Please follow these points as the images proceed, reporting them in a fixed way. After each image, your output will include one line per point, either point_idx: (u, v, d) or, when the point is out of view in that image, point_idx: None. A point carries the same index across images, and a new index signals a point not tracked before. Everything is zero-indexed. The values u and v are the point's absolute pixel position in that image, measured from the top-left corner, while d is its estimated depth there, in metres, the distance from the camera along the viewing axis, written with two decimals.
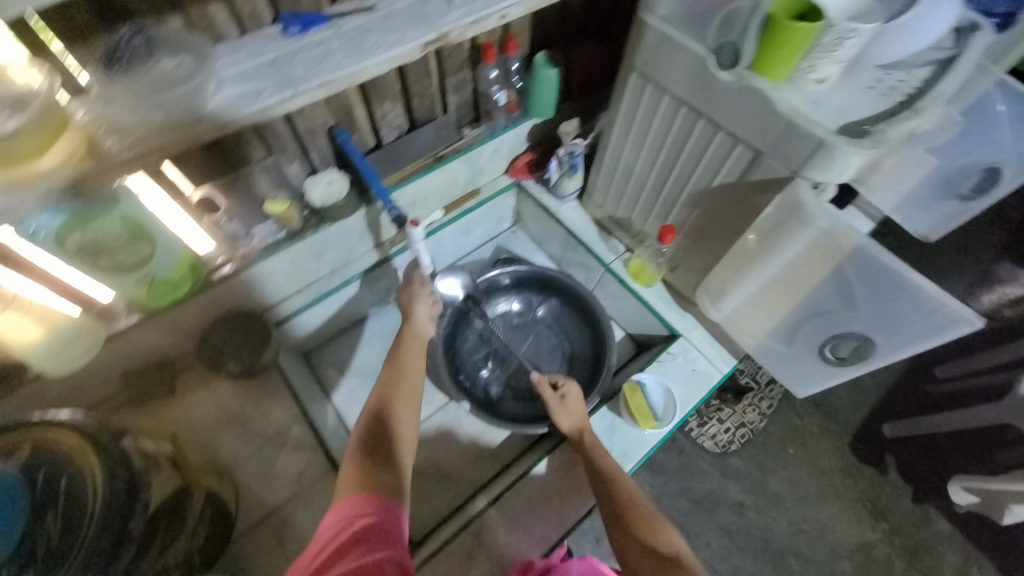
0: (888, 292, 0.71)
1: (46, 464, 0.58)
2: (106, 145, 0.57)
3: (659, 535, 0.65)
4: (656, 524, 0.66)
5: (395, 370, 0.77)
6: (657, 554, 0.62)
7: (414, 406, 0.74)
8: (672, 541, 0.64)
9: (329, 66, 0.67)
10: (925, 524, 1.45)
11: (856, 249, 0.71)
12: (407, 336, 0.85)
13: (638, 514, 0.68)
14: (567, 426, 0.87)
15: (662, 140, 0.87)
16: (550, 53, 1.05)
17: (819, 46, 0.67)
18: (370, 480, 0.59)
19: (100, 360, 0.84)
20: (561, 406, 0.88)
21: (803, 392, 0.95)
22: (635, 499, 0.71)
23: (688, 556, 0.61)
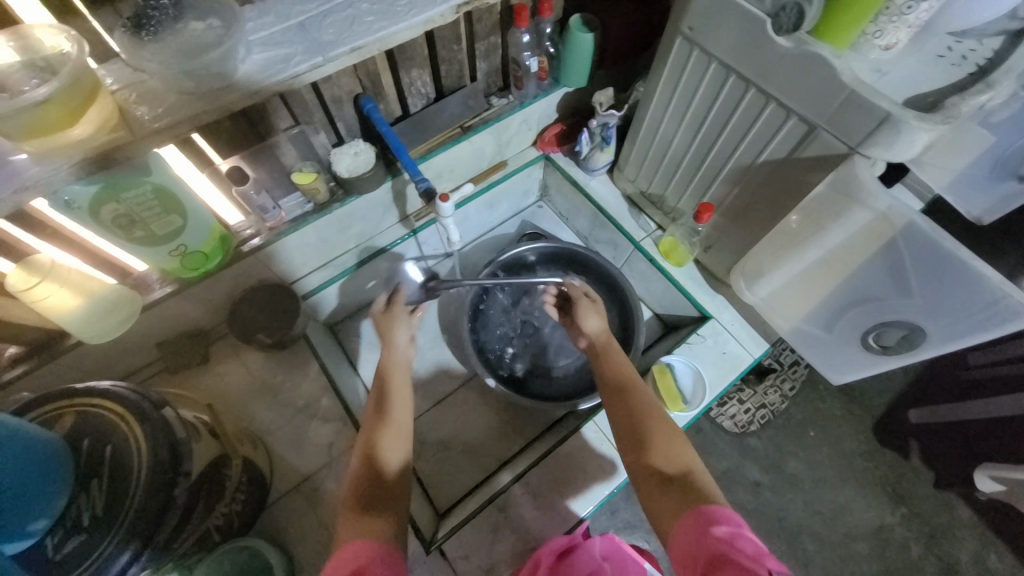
0: (945, 281, 0.67)
1: (89, 434, 0.60)
2: (137, 113, 0.57)
3: (671, 452, 0.65)
4: (672, 438, 0.67)
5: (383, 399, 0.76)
6: (667, 472, 0.63)
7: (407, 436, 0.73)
8: (686, 456, 0.65)
9: (361, 28, 0.64)
10: (944, 509, 1.43)
11: (913, 231, 0.66)
12: (390, 367, 0.81)
13: (653, 425, 0.69)
14: (594, 327, 0.88)
15: (706, 112, 0.82)
16: (585, 16, 0.99)
17: (889, 9, 0.61)
18: (369, 523, 0.57)
19: (138, 328, 0.86)
20: (590, 305, 0.90)
21: (839, 377, 0.92)
22: (651, 407, 0.71)
23: (699, 470, 0.63)
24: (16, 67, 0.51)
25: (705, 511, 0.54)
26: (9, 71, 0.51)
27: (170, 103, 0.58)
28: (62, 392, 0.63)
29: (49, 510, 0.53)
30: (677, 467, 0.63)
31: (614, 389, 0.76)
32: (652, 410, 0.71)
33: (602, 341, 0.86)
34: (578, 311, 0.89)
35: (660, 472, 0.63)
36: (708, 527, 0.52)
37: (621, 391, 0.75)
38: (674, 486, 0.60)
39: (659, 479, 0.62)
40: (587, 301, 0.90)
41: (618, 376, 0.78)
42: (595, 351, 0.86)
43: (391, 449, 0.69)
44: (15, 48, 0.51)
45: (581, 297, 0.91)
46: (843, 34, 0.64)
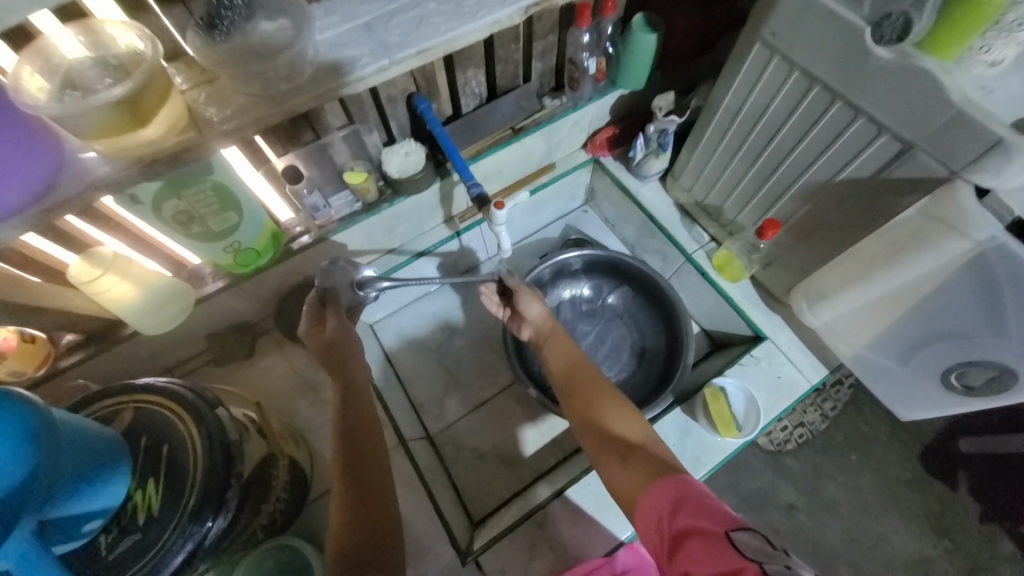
0: None
1: (145, 430, 0.61)
2: (207, 115, 0.57)
3: (623, 424, 0.67)
4: (625, 411, 0.69)
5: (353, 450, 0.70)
6: (628, 443, 0.65)
7: (382, 487, 0.67)
8: (643, 426, 0.67)
9: (427, 30, 0.62)
10: (994, 547, 1.34)
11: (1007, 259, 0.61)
12: (356, 401, 0.76)
13: (606, 401, 0.70)
14: (535, 312, 0.87)
15: (779, 125, 0.77)
16: (649, 16, 0.94)
17: (999, 23, 0.56)
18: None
19: (189, 321, 0.87)
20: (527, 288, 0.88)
21: (908, 415, 0.86)
22: (601, 389, 0.72)
23: (656, 438, 0.65)
24: (85, 63, 0.51)
25: (671, 478, 0.57)
26: (81, 67, 0.51)
27: (239, 104, 0.57)
28: (120, 388, 0.64)
29: (105, 509, 0.54)
30: (634, 437, 0.66)
31: (566, 377, 0.77)
32: (602, 391, 0.72)
33: (548, 327, 0.85)
34: (518, 299, 0.85)
35: (622, 444, 0.65)
36: (675, 495, 0.55)
37: (573, 375, 0.76)
38: (635, 457, 0.62)
39: (622, 454, 0.64)
40: (526, 288, 0.87)
41: (566, 362, 0.79)
42: (541, 340, 0.86)
43: (371, 483, 0.67)
44: (87, 45, 0.51)
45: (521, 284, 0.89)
46: (956, 47, 0.57)
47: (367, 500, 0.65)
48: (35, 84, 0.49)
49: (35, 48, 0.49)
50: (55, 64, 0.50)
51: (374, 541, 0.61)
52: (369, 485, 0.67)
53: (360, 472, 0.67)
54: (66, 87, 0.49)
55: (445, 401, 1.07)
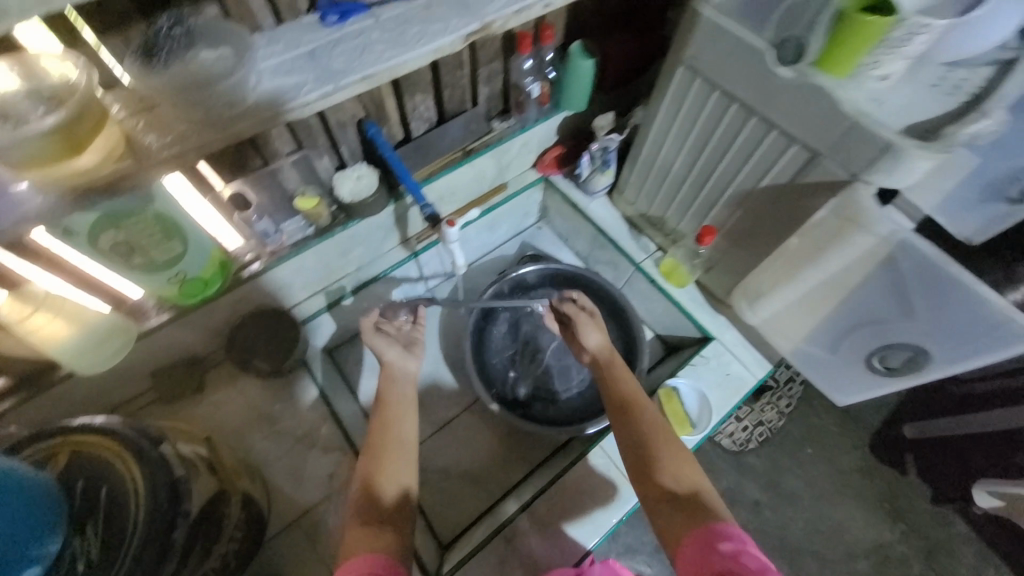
0: (946, 306, 0.69)
1: (82, 474, 0.58)
2: (146, 142, 0.55)
3: (679, 472, 0.68)
4: (681, 459, 0.70)
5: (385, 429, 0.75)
6: (677, 492, 0.66)
7: (410, 463, 0.72)
8: (693, 476, 0.68)
9: (371, 58, 0.64)
10: (941, 524, 1.43)
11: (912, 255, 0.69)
12: (388, 382, 0.82)
13: (661, 443, 0.71)
14: (594, 342, 0.88)
15: (705, 140, 0.84)
16: (586, 43, 1.01)
17: (887, 41, 0.62)
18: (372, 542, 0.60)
19: (130, 358, 0.83)
20: (588, 320, 0.90)
21: (843, 399, 0.92)
22: (658, 427, 0.73)
23: (707, 490, 0.66)
24: (18, 93, 0.50)
25: (713, 527, 0.59)
26: (12, 98, 0.49)
27: (179, 131, 0.56)
28: (57, 429, 0.61)
29: (40, 558, 0.49)
30: (686, 487, 0.66)
31: (618, 408, 0.78)
32: (659, 431, 0.73)
33: (606, 356, 0.86)
34: (579, 328, 0.89)
35: (671, 492, 0.66)
36: (715, 543, 0.57)
37: (626, 409, 0.77)
38: (684, 507, 0.64)
39: (668, 498, 0.66)
40: (587, 317, 0.91)
41: (621, 393, 0.79)
42: (598, 365, 0.87)
43: (394, 452, 0.72)
44: (20, 76, 0.50)
45: (583, 313, 0.92)
46: (845, 65, 0.65)
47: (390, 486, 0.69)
48: None
49: None
50: None
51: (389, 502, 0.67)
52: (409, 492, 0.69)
53: (392, 444, 0.73)
54: None
55: None
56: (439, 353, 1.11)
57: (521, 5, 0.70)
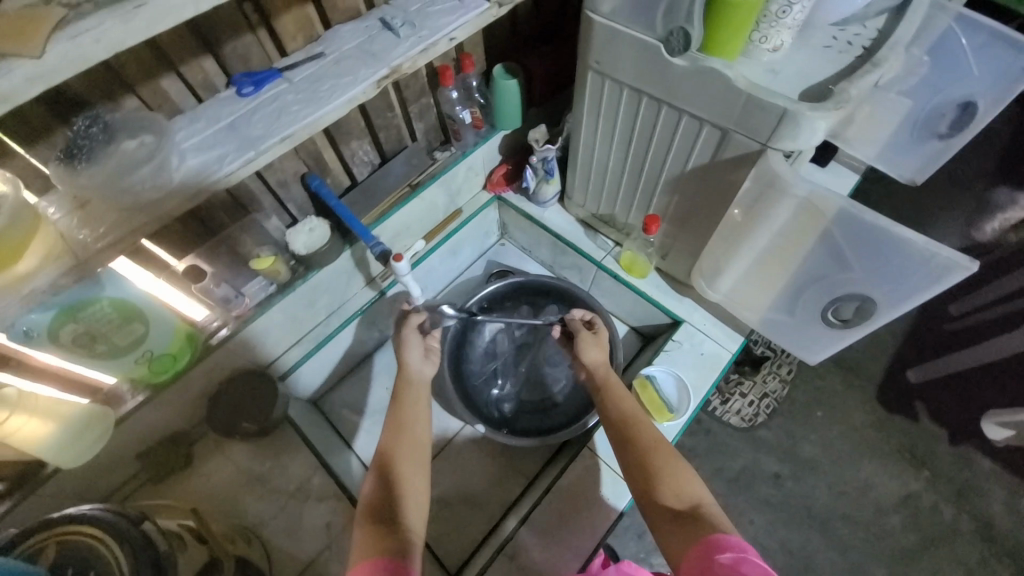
0: (879, 251, 0.71)
1: (72, 562, 0.59)
2: (79, 237, 0.59)
3: (679, 487, 0.66)
4: (679, 473, 0.68)
5: (401, 434, 0.75)
6: (676, 509, 0.63)
7: (423, 469, 0.72)
8: (694, 491, 0.65)
9: (288, 119, 0.67)
10: (965, 464, 1.41)
11: (840, 213, 0.70)
12: (406, 388, 0.83)
13: (660, 457, 0.70)
14: (592, 357, 0.91)
15: (628, 135, 0.88)
16: (507, 64, 1.06)
17: (767, 15, 0.67)
18: (379, 544, 0.59)
19: (114, 444, 0.85)
20: (591, 338, 0.93)
21: (815, 357, 0.93)
22: (658, 442, 0.73)
23: (709, 503, 0.63)
24: None
25: (712, 539, 0.56)
26: None
27: (109, 220, 0.59)
28: (43, 522, 0.62)
29: None
30: (687, 503, 0.64)
31: (619, 426, 0.78)
32: (658, 445, 0.72)
33: (601, 374, 0.88)
34: (579, 342, 0.92)
35: (672, 508, 0.64)
36: (713, 555, 0.54)
37: (627, 427, 0.77)
38: (682, 522, 0.61)
39: (669, 512, 0.63)
40: (587, 334, 0.94)
41: (620, 412, 0.80)
42: (596, 384, 0.88)
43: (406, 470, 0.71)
44: None
45: (580, 330, 0.95)
46: (731, 45, 0.69)
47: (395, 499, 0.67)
48: None
49: None
50: None
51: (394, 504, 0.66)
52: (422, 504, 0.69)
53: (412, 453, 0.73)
54: None
55: None
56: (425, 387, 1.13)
57: (425, 44, 0.74)
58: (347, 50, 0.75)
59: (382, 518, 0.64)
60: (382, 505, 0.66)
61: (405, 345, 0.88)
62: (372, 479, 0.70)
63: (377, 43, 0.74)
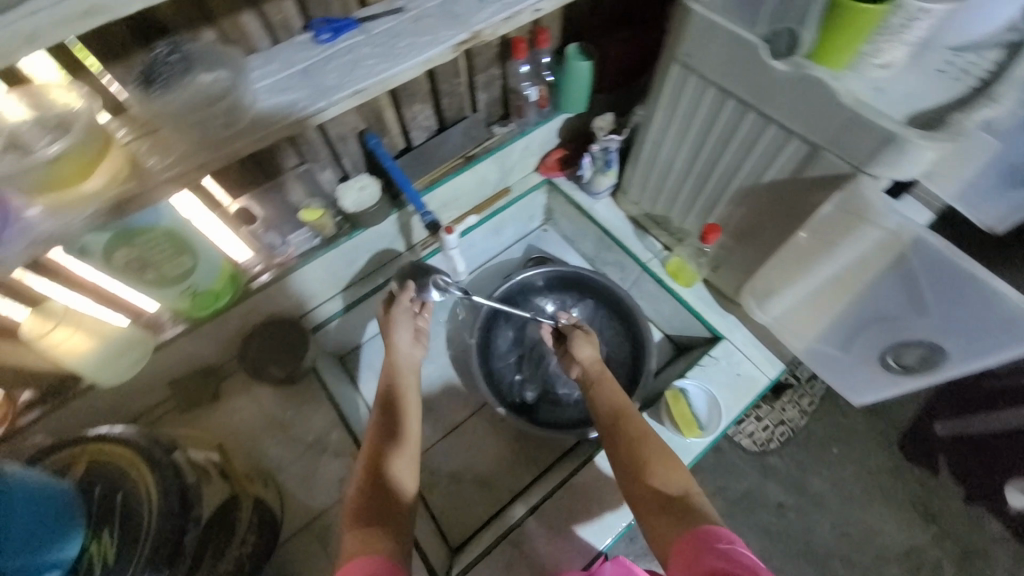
0: (960, 300, 0.67)
1: (100, 480, 0.61)
2: (148, 164, 0.58)
3: (667, 476, 0.68)
4: (669, 462, 0.69)
5: (385, 408, 0.78)
6: (665, 496, 0.65)
7: (405, 438, 0.75)
8: (684, 480, 0.67)
9: (362, 73, 0.65)
10: (976, 526, 1.34)
11: (928, 253, 0.67)
12: (390, 364, 0.83)
13: (648, 451, 0.70)
14: (584, 354, 0.87)
15: (704, 137, 0.83)
16: (583, 44, 1.00)
17: (886, 29, 0.61)
18: (372, 544, 0.60)
19: (149, 368, 0.87)
20: (583, 335, 0.89)
21: (861, 400, 0.89)
22: (646, 436, 0.73)
23: (697, 493, 0.65)
24: (28, 123, 0.54)
25: (708, 530, 0.57)
26: (22, 128, 0.54)
27: (179, 151, 0.59)
28: (76, 439, 0.64)
29: (61, 562, 0.52)
30: (676, 490, 0.66)
31: (610, 420, 0.77)
32: (648, 437, 0.72)
33: (595, 371, 0.85)
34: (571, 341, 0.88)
35: (661, 496, 0.65)
36: (710, 543, 0.55)
37: (617, 422, 0.76)
38: (671, 512, 0.63)
39: (659, 504, 0.65)
40: (581, 333, 0.90)
41: (611, 406, 0.79)
42: (588, 381, 0.86)
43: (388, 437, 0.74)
44: (28, 106, 0.54)
45: (575, 328, 0.91)
46: (841, 55, 0.63)
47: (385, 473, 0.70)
48: None
49: None
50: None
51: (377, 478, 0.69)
52: (408, 469, 0.72)
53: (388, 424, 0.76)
54: (9, 148, 0.53)
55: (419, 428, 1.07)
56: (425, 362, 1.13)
57: (510, 11, 0.70)
58: (429, 7, 0.71)
59: (368, 518, 0.64)
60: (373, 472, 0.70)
61: (395, 327, 0.85)
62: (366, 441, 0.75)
63: (460, 5, 0.71)
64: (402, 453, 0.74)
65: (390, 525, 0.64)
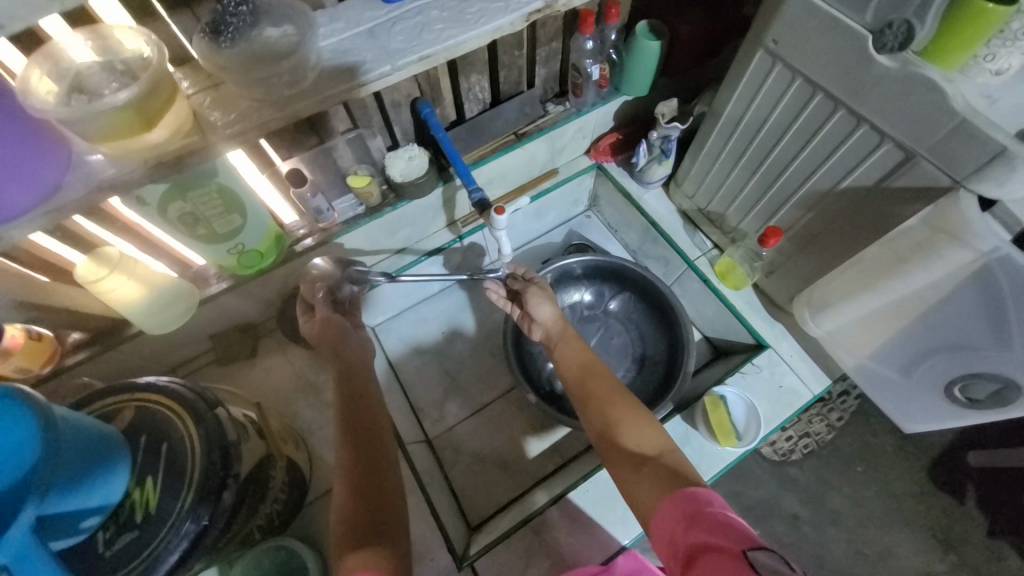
0: None
1: (146, 429, 0.62)
2: (212, 118, 0.59)
3: (640, 433, 0.64)
4: (640, 417, 0.66)
5: (349, 376, 0.75)
6: (640, 456, 0.62)
7: (370, 403, 0.73)
8: (658, 437, 0.64)
9: (430, 36, 0.63)
10: (1001, 561, 1.24)
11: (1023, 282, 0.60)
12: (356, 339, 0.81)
13: (617, 407, 0.68)
14: (546, 313, 0.86)
15: (779, 135, 0.78)
16: (654, 22, 0.94)
17: (1003, 33, 0.54)
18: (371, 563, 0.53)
19: (192, 321, 0.89)
20: (538, 290, 0.87)
21: (913, 426, 0.86)
22: (613, 394, 0.70)
23: (674, 450, 0.62)
24: (95, 67, 0.53)
25: (689, 492, 0.54)
26: (88, 71, 0.52)
27: (242, 108, 0.59)
28: (123, 387, 0.66)
29: (103, 505, 0.55)
30: (651, 448, 0.62)
31: (575, 380, 0.75)
32: (613, 396, 0.69)
33: (558, 329, 0.85)
34: (528, 300, 0.87)
35: (635, 456, 0.62)
36: (689, 508, 0.52)
37: (582, 381, 0.74)
38: (649, 471, 0.59)
39: (635, 463, 0.61)
40: (537, 288, 0.88)
41: (575, 369, 0.76)
42: (551, 341, 0.84)
43: (359, 404, 0.71)
44: (95, 49, 0.53)
45: (529, 284, 0.89)
46: (960, 54, 0.56)
47: (366, 454, 0.65)
48: (44, 87, 0.51)
49: (44, 51, 0.51)
50: (64, 68, 0.52)
51: (371, 456, 0.65)
52: (372, 434, 0.68)
53: (353, 383, 0.74)
54: (74, 91, 0.51)
55: (445, 405, 1.08)
56: (433, 338, 1.14)
57: None
58: None
59: (363, 539, 0.57)
60: (362, 449, 0.66)
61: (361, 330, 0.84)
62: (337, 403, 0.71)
63: None
64: (370, 420, 0.70)
65: (389, 541, 0.57)
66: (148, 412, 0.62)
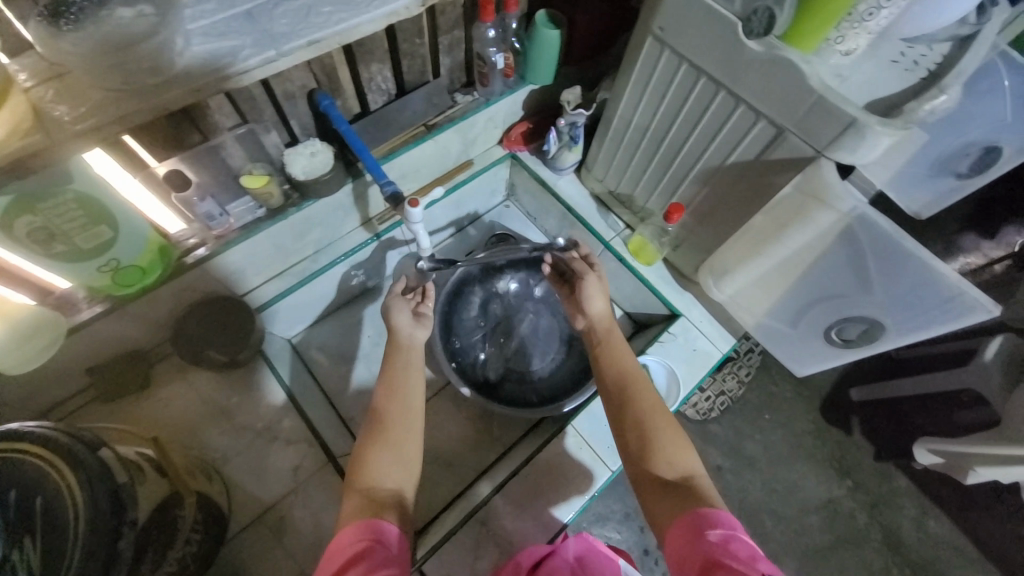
0: (919, 296, 0.73)
1: (18, 484, 0.52)
2: (56, 114, 0.50)
3: (676, 456, 0.66)
4: (677, 441, 0.68)
5: (394, 383, 0.73)
6: (670, 477, 0.64)
7: (417, 423, 0.71)
8: (687, 461, 0.66)
9: (318, 19, 0.60)
10: (885, 480, 1.44)
11: (890, 240, 0.72)
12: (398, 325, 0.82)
13: (659, 424, 0.69)
14: (597, 309, 0.83)
15: (672, 118, 0.83)
16: (551, 11, 0.96)
17: (852, 15, 0.62)
18: (373, 508, 0.60)
19: (60, 356, 0.76)
20: (596, 282, 0.84)
21: (802, 369, 0.98)
22: (656, 406, 0.71)
23: (699, 476, 0.65)
24: None
25: (701, 513, 0.57)
26: None
27: (94, 100, 0.51)
28: None
29: None
30: (679, 473, 0.65)
31: (616, 386, 0.75)
32: (654, 413, 0.70)
33: (604, 329, 0.83)
34: (585, 292, 0.83)
35: (662, 479, 0.64)
36: (703, 530, 0.55)
37: (624, 389, 0.74)
38: (677, 493, 0.62)
39: (659, 482, 0.64)
40: (595, 280, 0.84)
41: (619, 372, 0.76)
42: (593, 339, 0.83)
43: (403, 412, 0.71)
44: None
45: (585, 276, 0.84)
46: (812, 38, 0.64)
47: (407, 467, 0.66)
48: None
49: None
50: None
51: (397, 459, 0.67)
52: (402, 436, 0.68)
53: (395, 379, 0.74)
54: None
55: None
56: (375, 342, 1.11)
57: None
58: None
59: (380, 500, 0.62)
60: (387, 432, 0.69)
61: (393, 310, 0.83)
62: (377, 400, 0.72)
63: None
64: (414, 426, 0.71)
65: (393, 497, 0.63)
66: (29, 474, 0.52)
